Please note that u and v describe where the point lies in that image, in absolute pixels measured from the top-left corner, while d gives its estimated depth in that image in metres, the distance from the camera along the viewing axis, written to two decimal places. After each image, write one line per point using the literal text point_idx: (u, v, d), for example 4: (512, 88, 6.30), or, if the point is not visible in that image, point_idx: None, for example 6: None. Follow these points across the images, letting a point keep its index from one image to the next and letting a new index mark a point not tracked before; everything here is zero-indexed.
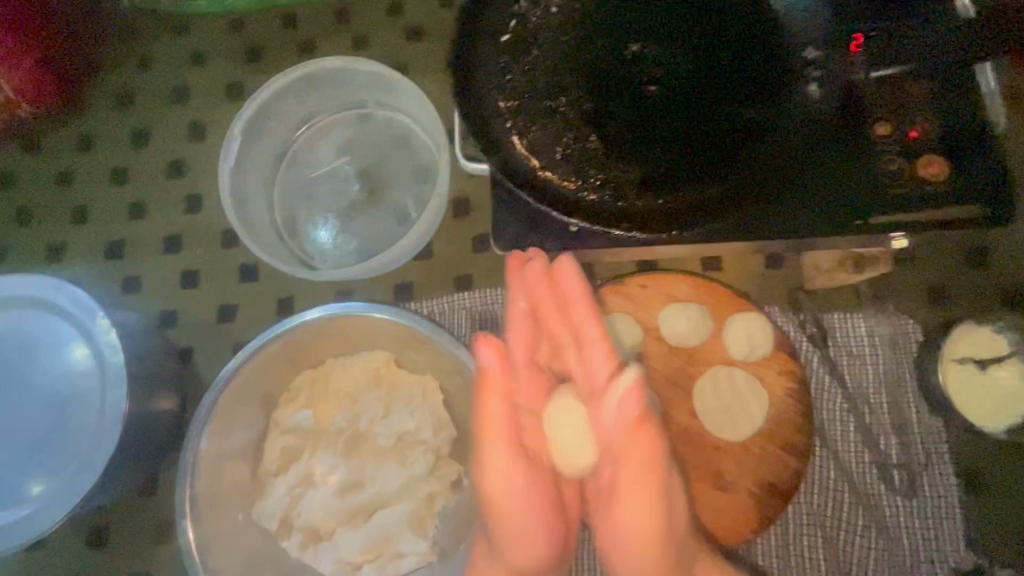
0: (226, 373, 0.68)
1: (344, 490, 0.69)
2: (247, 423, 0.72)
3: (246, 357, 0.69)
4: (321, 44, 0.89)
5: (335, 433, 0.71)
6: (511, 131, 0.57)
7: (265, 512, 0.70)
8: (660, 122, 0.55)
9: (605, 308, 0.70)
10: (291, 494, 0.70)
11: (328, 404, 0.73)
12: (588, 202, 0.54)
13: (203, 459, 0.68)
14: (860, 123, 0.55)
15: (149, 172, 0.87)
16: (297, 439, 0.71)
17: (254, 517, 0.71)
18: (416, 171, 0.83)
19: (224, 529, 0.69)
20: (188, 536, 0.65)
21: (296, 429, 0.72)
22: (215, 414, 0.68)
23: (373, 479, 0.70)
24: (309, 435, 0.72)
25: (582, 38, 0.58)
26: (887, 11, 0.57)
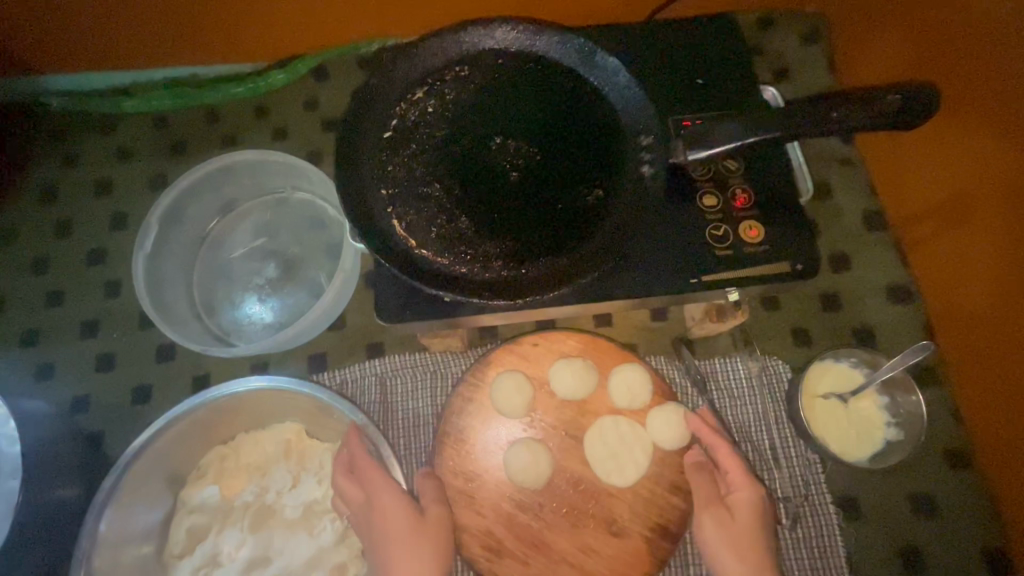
0: (127, 454, 0.69)
1: (250, 567, 0.69)
2: (152, 503, 0.73)
3: (149, 438, 0.70)
4: (243, 137, 0.97)
5: (241, 508, 0.72)
6: (391, 214, 0.64)
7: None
8: (519, 205, 0.64)
9: (500, 366, 0.74)
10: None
11: (235, 480, 0.73)
12: (458, 274, 0.61)
13: (101, 545, 0.67)
14: (689, 197, 0.65)
15: (70, 261, 0.90)
16: (205, 517, 0.72)
17: None
18: (328, 249, 0.90)
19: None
20: None
21: (203, 507, 0.72)
22: (115, 497, 0.68)
23: (280, 552, 0.70)
24: (217, 511, 0.72)
25: (453, 134, 0.67)
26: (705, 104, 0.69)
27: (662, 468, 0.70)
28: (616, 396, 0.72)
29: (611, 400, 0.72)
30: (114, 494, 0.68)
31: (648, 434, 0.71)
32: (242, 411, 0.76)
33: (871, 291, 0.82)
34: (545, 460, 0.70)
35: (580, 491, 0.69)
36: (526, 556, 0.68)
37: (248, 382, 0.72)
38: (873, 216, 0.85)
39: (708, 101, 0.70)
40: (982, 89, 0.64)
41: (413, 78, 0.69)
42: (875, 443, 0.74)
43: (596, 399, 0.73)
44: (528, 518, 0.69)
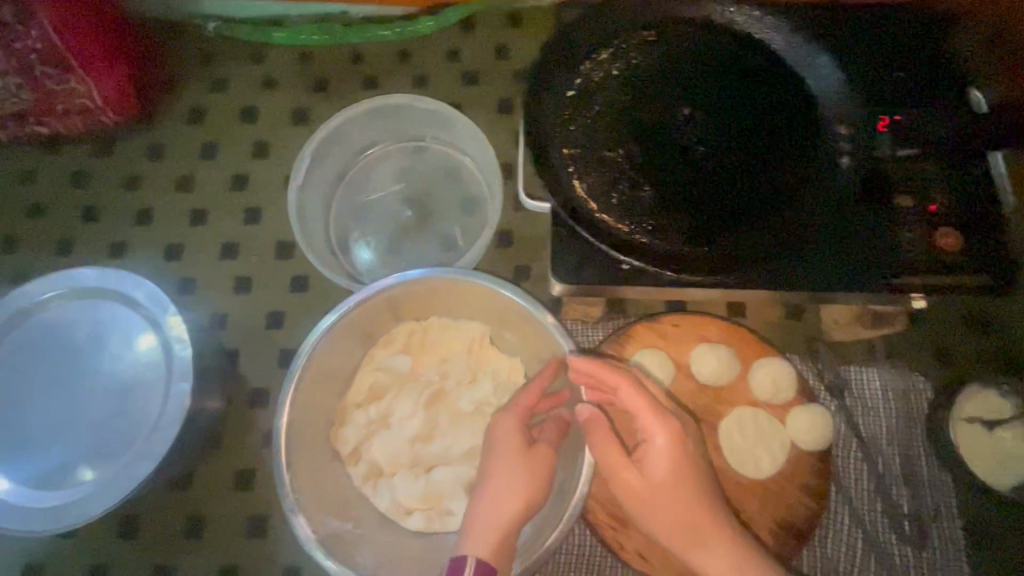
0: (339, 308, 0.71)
1: (416, 439, 0.75)
2: (349, 349, 0.77)
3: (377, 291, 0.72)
4: (384, 80, 0.97)
5: (423, 382, 0.77)
6: (571, 174, 0.63)
7: (346, 434, 0.76)
8: (705, 179, 0.63)
9: (640, 342, 0.74)
10: (368, 427, 0.76)
11: (421, 355, 0.79)
12: (639, 243, 0.60)
13: (310, 370, 0.72)
14: (887, 194, 0.61)
15: (213, 183, 0.92)
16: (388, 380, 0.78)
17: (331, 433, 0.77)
18: (464, 203, 0.90)
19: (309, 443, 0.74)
20: (280, 428, 0.70)
21: (389, 369, 0.78)
22: (338, 326, 0.73)
23: (442, 438, 0.75)
24: (402, 380, 0.78)
25: (638, 100, 0.66)
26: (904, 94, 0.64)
27: (795, 468, 0.69)
28: (757, 388, 0.71)
29: (751, 392, 0.71)
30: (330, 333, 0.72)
31: (787, 431, 0.70)
32: (444, 301, 0.78)
33: None
34: (680, 440, 0.70)
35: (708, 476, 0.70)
36: None
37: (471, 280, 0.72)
38: None
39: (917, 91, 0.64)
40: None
41: (601, 38, 0.67)
42: None
43: (735, 389, 0.72)
44: None
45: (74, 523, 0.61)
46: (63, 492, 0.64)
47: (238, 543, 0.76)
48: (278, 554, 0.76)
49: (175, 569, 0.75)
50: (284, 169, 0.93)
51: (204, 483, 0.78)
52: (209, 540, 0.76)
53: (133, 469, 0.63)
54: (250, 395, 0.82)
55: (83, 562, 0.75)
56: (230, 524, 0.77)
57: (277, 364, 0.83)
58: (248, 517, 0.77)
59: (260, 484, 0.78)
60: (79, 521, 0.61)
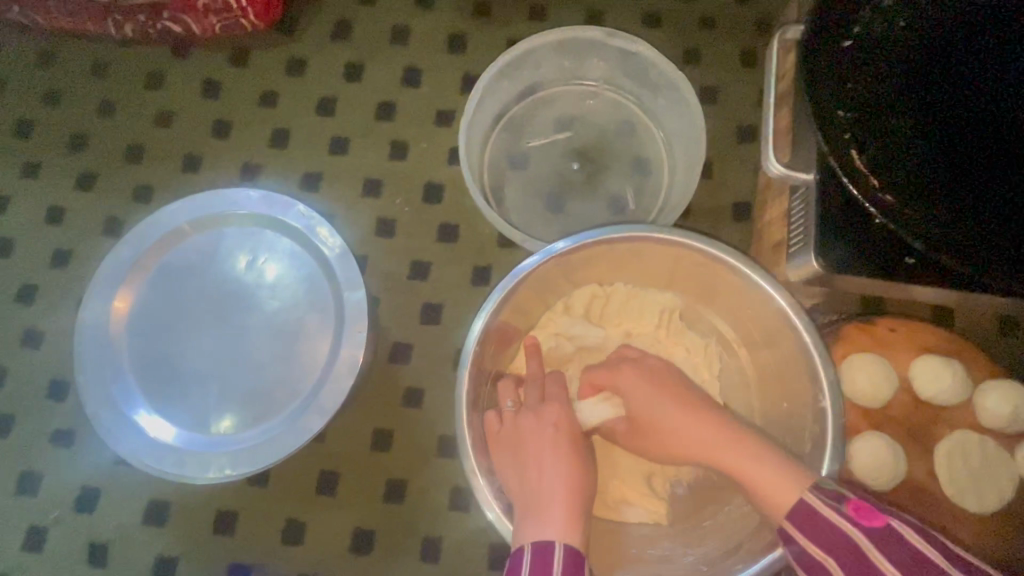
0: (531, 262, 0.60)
1: None
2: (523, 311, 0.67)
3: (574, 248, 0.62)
4: (553, 12, 0.85)
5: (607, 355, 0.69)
6: (850, 142, 0.52)
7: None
8: (1011, 169, 0.52)
9: (849, 345, 0.65)
10: None
11: (609, 322, 0.71)
12: (931, 236, 0.50)
13: (487, 334, 0.62)
14: None
15: (357, 109, 0.83)
16: (572, 349, 0.69)
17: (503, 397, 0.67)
18: (637, 161, 0.80)
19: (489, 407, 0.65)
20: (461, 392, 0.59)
21: (571, 335, 0.69)
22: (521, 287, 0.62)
23: None
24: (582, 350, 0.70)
25: (933, 62, 0.54)
26: None
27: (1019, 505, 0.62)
28: (987, 412, 0.62)
29: (976, 415, 0.63)
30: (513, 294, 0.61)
31: (1017, 463, 0.61)
32: (646, 264, 0.67)
33: None
34: (896, 459, 0.61)
35: (919, 503, 0.62)
36: None
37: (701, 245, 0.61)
38: None
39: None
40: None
41: None
42: None
43: (957, 409, 0.63)
44: None
45: (241, 473, 0.56)
46: (226, 437, 0.59)
47: (374, 506, 0.71)
48: (415, 524, 0.70)
49: (304, 525, 0.70)
50: (436, 102, 0.83)
51: (340, 438, 0.72)
52: (344, 497, 0.71)
53: (305, 420, 0.56)
54: (392, 347, 0.75)
55: (210, 504, 0.70)
56: (368, 483, 0.71)
57: (422, 317, 0.76)
58: (387, 479, 0.71)
59: (400, 445, 0.72)
60: (248, 471, 0.56)
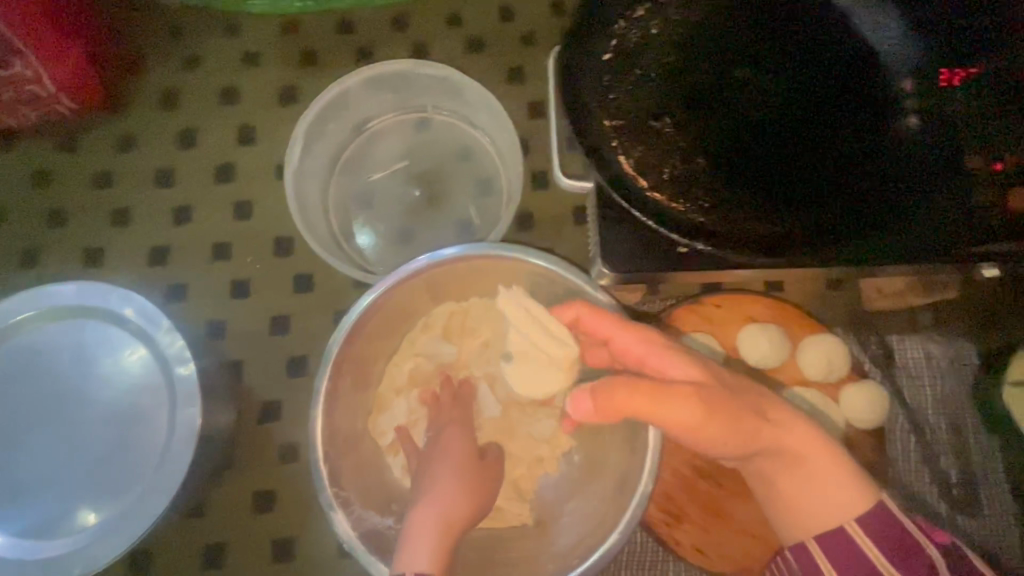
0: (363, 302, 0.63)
1: None
2: (381, 344, 0.70)
3: (402, 280, 0.65)
4: (378, 51, 0.87)
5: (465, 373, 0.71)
6: (617, 149, 0.56)
7: (383, 427, 0.69)
8: (762, 152, 0.56)
9: (681, 327, 0.69)
10: (409, 417, 0.69)
11: (466, 338, 0.72)
12: (698, 224, 0.54)
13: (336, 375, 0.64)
14: (958, 153, 0.56)
15: (196, 176, 0.83)
16: (432, 368, 0.71)
17: (370, 427, 0.69)
18: (477, 179, 0.82)
19: (344, 444, 0.65)
20: (315, 435, 0.61)
21: (432, 355, 0.71)
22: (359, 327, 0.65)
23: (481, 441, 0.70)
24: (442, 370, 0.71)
25: (682, 63, 0.59)
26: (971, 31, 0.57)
27: (851, 446, 0.67)
28: (808, 367, 0.68)
29: (801, 371, 0.68)
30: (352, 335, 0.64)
31: (840, 409, 0.67)
32: (488, 276, 0.70)
33: None
34: None
35: None
36: (707, 523, 0.65)
37: (515, 252, 0.64)
38: None
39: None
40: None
41: None
42: None
43: (784, 368, 0.69)
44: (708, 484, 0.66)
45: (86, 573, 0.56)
46: (74, 535, 0.58)
47: (265, 568, 0.71)
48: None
49: None
50: (275, 156, 0.84)
51: (220, 508, 0.72)
52: (233, 568, 0.71)
53: (148, 502, 0.56)
54: (262, 407, 0.75)
55: None
56: (255, 548, 0.71)
57: (288, 372, 0.76)
58: (273, 538, 0.71)
59: (282, 503, 0.72)
60: (92, 569, 0.56)
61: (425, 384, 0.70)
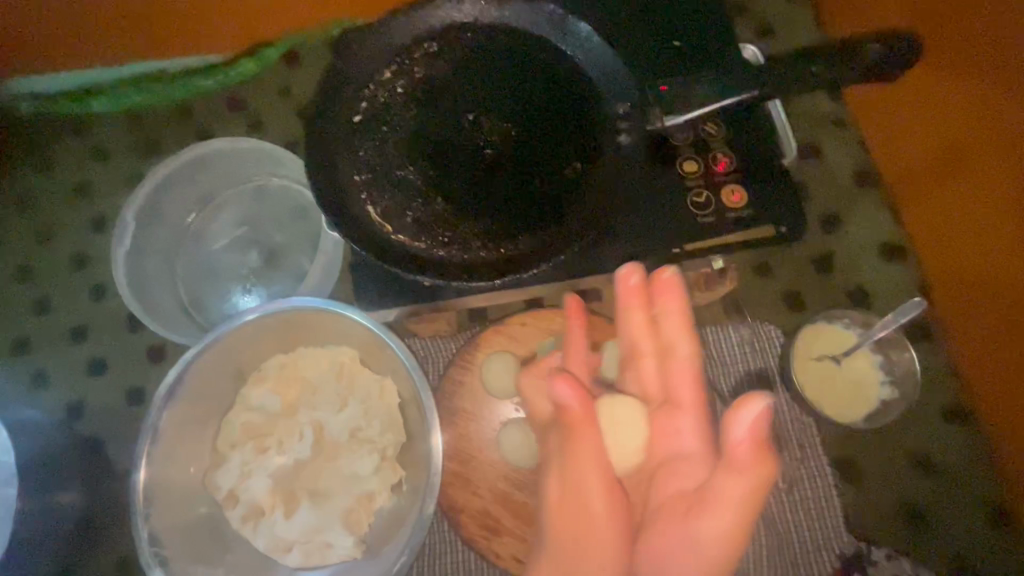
0: (183, 361, 0.70)
1: (287, 473, 0.74)
2: (216, 397, 0.76)
3: (217, 338, 0.72)
4: (216, 130, 0.95)
5: (296, 418, 0.76)
6: (366, 200, 0.62)
7: (218, 481, 0.74)
8: (495, 184, 0.62)
9: (488, 348, 0.74)
10: (243, 469, 0.74)
11: (292, 389, 0.77)
12: (438, 257, 0.60)
13: (165, 431, 0.71)
14: (669, 163, 0.63)
15: (54, 267, 0.89)
16: (262, 419, 0.76)
17: (207, 480, 0.74)
18: (310, 236, 0.89)
19: (175, 502, 0.71)
20: (139, 487, 0.67)
21: (262, 408, 0.77)
22: (182, 385, 0.71)
23: (318, 480, 0.74)
24: (274, 418, 0.76)
25: (424, 114, 0.65)
26: (671, 61, 0.66)
27: None
28: None
29: None
30: (174, 392, 0.71)
31: None
32: (306, 326, 0.77)
33: (864, 252, 0.81)
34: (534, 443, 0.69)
35: None
36: (524, 533, 0.68)
37: (314, 301, 0.72)
38: (863, 175, 0.83)
39: (698, 57, 0.67)
40: (955, 34, 0.64)
41: (381, 58, 0.67)
42: (871, 403, 0.74)
43: None
44: (524, 496, 0.69)
45: None
46: None
47: None
48: None
49: None
50: None
51: None
52: None
53: None
54: (121, 476, 0.79)
55: None
56: None
57: None
58: None
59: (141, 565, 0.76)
60: None
61: (257, 433, 0.75)
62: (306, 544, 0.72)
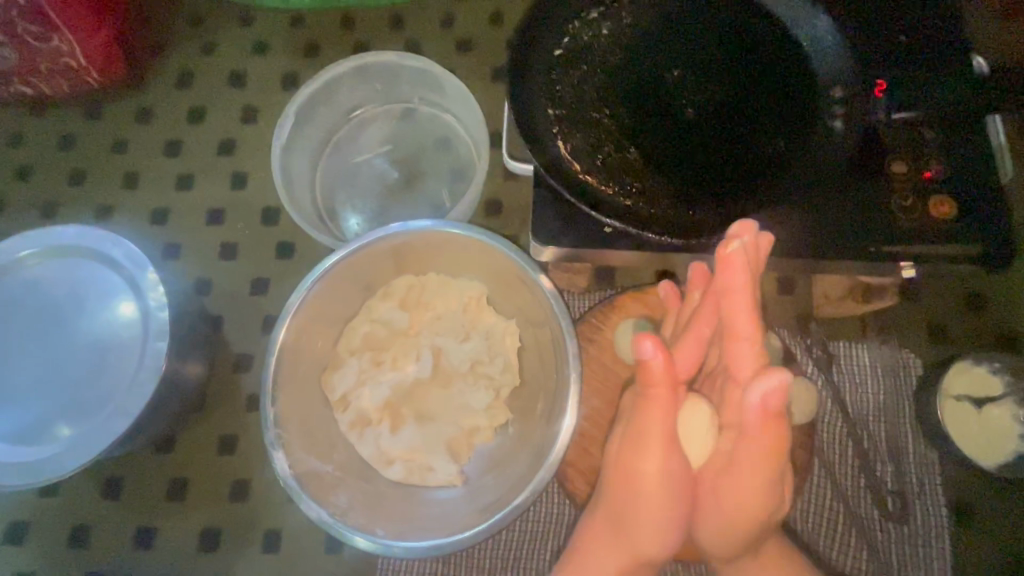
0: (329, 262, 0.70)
1: (400, 392, 0.74)
2: (346, 302, 0.77)
3: (363, 246, 0.72)
4: (374, 46, 0.95)
5: (418, 339, 0.76)
6: (556, 135, 0.61)
7: (334, 384, 0.75)
8: (692, 145, 0.61)
9: (623, 312, 0.72)
10: (360, 376, 0.75)
11: (418, 311, 0.78)
12: (623, 206, 0.59)
13: (298, 323, 0.72)
14: (879, 160, 0.59)
15: (201, 147, 0.91)
16: (384, 334, 0.77)
17: (324, 379, 0.75)
18: (452, 167, 0.88)
19: (296, 393, 0.73)
20: (270, 371, 0.69)
21: (386, 323, 0.77)
22: (322, 283, 0.72)
23: (431, 405, 0.74)
24: (397, 335, 0.77)
25: (627, 61, 0.63)
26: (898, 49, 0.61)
27: None
28: None
29: None
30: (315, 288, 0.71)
31: (769, 402, 0.69)
32: (446, 253, 0.77)
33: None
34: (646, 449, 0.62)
35: None
36: None
37: (465, 228, 0.71)
38: None
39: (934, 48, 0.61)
40: None
41: None
42: (1006, 454, 0.70)
43: None
44: None
45: (52, 477, 0.63)
46: (49, 446, 0.66)
47: (221, 505, 0.76)
48: (258, 519, 0.76)
49: (156, 531, 0.76)
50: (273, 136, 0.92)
51: (187, 445, 0.78)
52: (190, 502, 0.76)
53: (108, 425, 0.63)
54: (236, 358, 0.82)
55: (68, 519, 0.76)
56: (213, 485, 0.77)
57: (262, 328, 0.83)
58: (230, 479, 0.77)
59: (243, 446, 0.78)
60: (56, 475, 0.63)
61: (377, 346, 0.76)
62: (410, 464, 0.73)
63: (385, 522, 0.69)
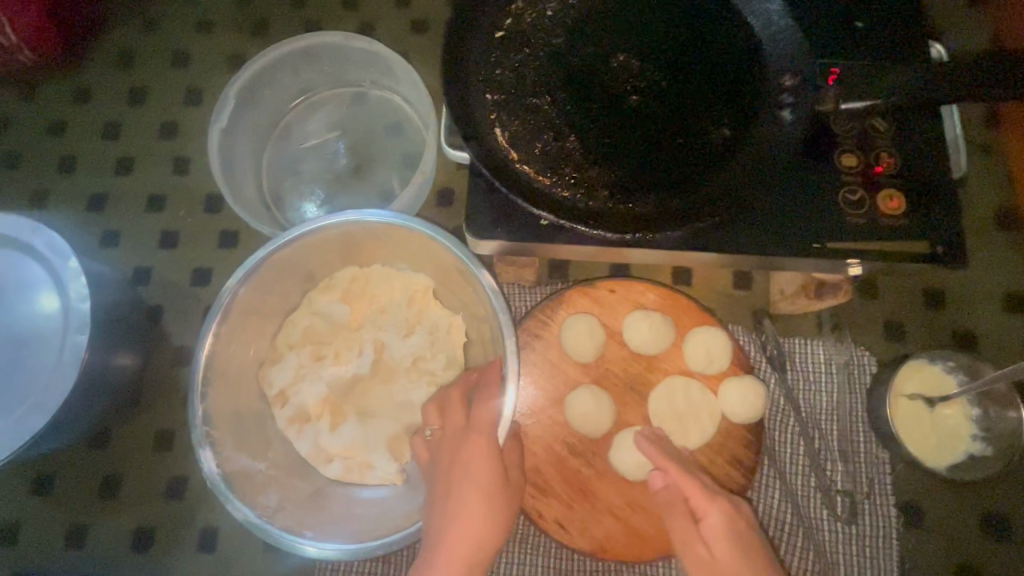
0: (261, 254, 0.67)
1: (340, 388, 0.72)
2: (285, 294, 0.74)
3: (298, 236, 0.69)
4: (325, 26, 0.90)
5: (360, 333, 0.73)
6: (494, 122, 0.58)
7: (272, 378, 0.72)
8: (635, 134, 0.58)
9: (570, 307, 0.70)
10: (299, 371, 0.72)
11: (361, 303, 0.75)
12: (559, 197, 0.56)
13: (232, 316, 0.69)
14: (828, 152, 0.57)
15: (142, 130, 0.87)
16: (325, 327, 0.74)
17: (262, 373, 0.73)
18: (404, 154, 0.85)
19: (230, 388, 0.70)
20: (200, 365, 0.66)
21: (328, 315, 0.74)
22: (256, 275, 0.69)
23: (371, 401, 0.72)
24: (339, 328, 0.74)
25: (571, 43, 0.60)
26: (854, 36, 0.58)
27: (727, 440, 0.67)
28: (690, 357, 0.68)
29: (684, 360, 0.69)
30: (247, 281, 0.68)
31: (716, 400, 0.68)
32: (389, 244, 0.73)
33: (981, 296, 0.75)
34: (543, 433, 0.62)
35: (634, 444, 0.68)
36: (570, 500, 0.66)
37: (405, 219, 0.68)
38: (1003, 214, 0.76)
39: (889, 37, 0.59)
40: None
41: None
42: (957, 454, 0.68)
43: (668, 356, 0.70)
44: (579, 463, 0.67)
45: None
46: None
47: (156, 502, 0.74)
48: (194, 516, 0.74)
49: (88, 529, 0.73)
50: None
51: (122, 441, 0.76)
52: (124, 499, 0.74)
53: (24, 422, 0.61)
54: (175, 351, 0.79)
55: None
56: (147, 482, 0.74)
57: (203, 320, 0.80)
58: (166, 476, 0.75)
59: (180, 442, 0.76)
60: None
61: (318, 339, 0.73)
62: (348, 461, 0.70)
63: (315, 523, 0.67)
